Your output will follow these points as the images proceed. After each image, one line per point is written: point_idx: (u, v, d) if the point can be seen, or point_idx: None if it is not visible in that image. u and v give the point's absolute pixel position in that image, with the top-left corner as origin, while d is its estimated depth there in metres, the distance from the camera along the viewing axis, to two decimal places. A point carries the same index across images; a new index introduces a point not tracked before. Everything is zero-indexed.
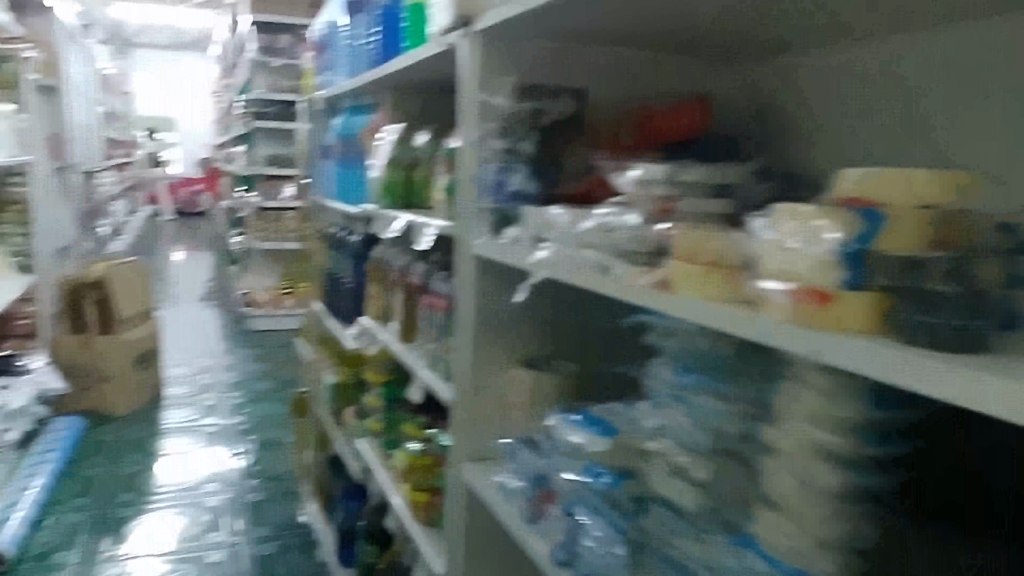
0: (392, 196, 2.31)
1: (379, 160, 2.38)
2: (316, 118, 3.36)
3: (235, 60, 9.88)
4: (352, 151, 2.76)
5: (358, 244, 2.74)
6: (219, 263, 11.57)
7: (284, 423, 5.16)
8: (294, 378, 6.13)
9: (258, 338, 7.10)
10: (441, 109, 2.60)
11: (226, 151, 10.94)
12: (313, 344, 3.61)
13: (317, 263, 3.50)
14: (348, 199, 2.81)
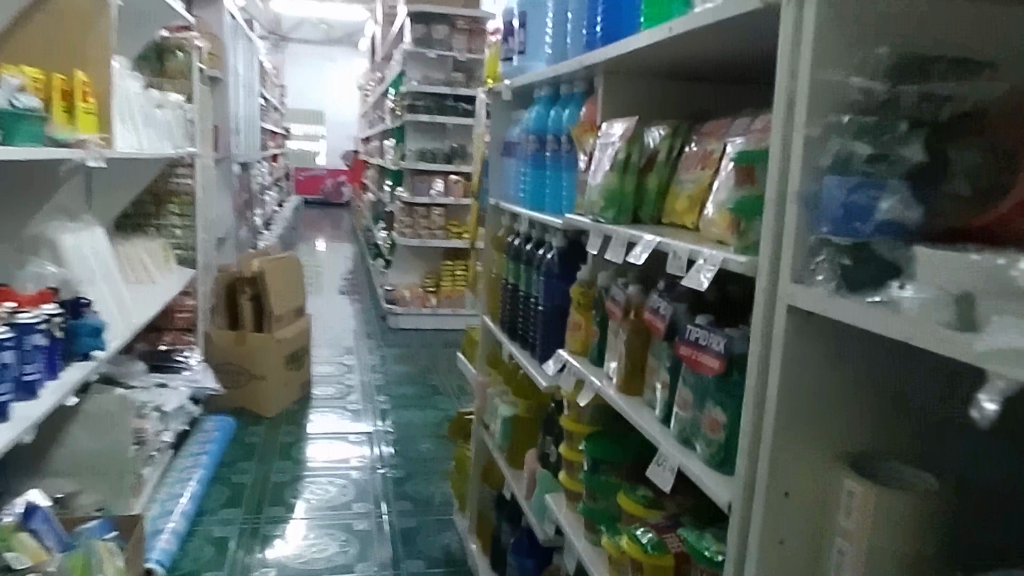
0: (614, 210, 1.80)
1: (597, 165, 1.87)
2: (495, 108, 2.93)
3: (388, 49, 9.61)
4: (554, 150, 2.32)
5: (558, 259, 2.30)
6: (362, 254, 11.52)
7: (432, 436, 4.83)
8: (441, 384, 5.80)
9: (402, 338, 6.85)
10: (673, 100, 2.11)
11: (374, 141, 10.79)
12: (479, 363, 3.21)
13: (488, 274, 3.08)
14: (545, 205, 2.36)
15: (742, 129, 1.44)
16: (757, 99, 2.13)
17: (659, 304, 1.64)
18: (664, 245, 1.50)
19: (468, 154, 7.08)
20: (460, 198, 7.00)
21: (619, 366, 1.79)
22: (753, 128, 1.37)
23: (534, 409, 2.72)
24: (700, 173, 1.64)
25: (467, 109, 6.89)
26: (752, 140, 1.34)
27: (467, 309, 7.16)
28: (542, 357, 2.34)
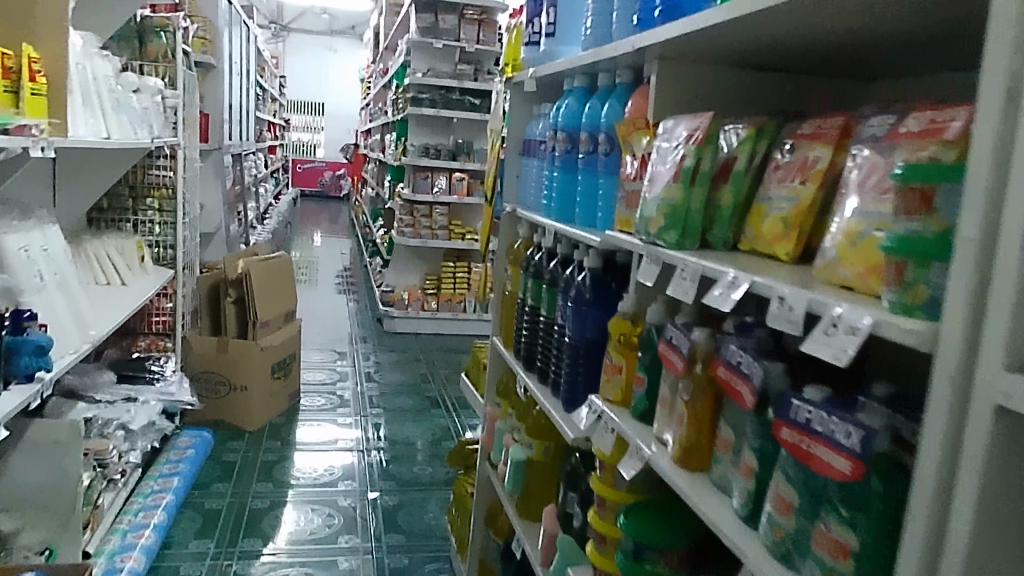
0: (678, 231, 1.39)
1: (657, 173, 1.46)
2: (511, 100, 2.54)
3: (393, 40, 9.18)
4: (589, 152, 1.95)
5: (592, 278, 1.94)
6: (359, 251, 11.10)
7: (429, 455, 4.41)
8: (439, 395, 5.38)
9: (399, 343, 6.42)
10: (744, 93, 1.71)
11: (376, 135, 10.36)
12: (486, 391, 2.80)
13: (498, 289, 2.68)
14: (583, 218, 1.98)
15: (875, 131, 1.04)
16: (845, 96, 1.74)
17: (742, 359, 1.23)
18: (763, 287, 1.09)
19: (473, 150, 6.54)
20: (464, 197, 6.51)
21: (679, 433, 1.38)
22: (902, 129, 0.98)
23: (551, 451, 2.31)
24: (798, 187, 1.25)
25: (473, 103, 6.37)
26: (907, 150, 0.95)
27: (469, 314, 6.74)
28: (568, 399, 1.95)
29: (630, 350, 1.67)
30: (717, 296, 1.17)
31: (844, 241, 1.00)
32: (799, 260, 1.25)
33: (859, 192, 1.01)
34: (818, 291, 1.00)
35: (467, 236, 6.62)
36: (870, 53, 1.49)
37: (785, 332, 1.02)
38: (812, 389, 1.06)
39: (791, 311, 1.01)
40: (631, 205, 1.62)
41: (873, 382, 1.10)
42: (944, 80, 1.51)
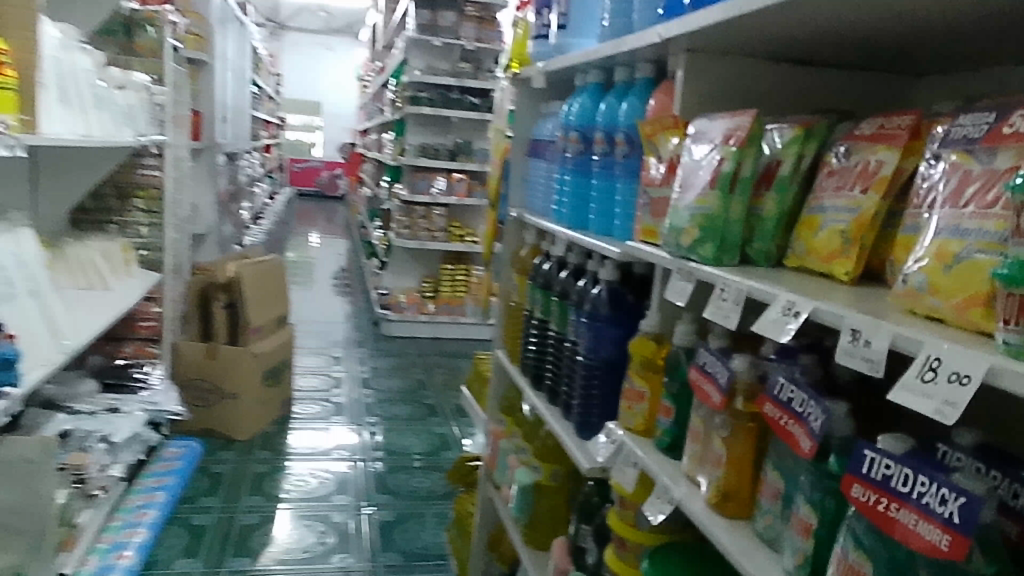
0: (713, 244, 1.22)
1: (689, 178, 1.29)
2: (516, 97, 2.37)
3: (390, 37, 8.99)
4: (605, 153, 1.78)
5: (607, 293, 1.77)
6: (355, 252, 10.92)
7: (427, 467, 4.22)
8: (437, 403, 5.21)
9: (395, 347, 6.23)
10: (783, 90, 1.55)
11: (373, 134, 10.17)
12: (489, 407, 2.64)
13: (502, 299, 2.51)
14: (596, 226, 1.82)
15: (968, 131, 0.86)
16: (891, 92, 1.60)
17: (795, 396, 1.06)
18: (828, 315, 0.92)
19: (473, 150, 6.39)
20: (463, 199, 6.32)
21: (716, 474, 1.21)
22: (1006, 130, 0.81)
23: (560, 476, 2.16)
24: (857, 198, 1.08)
25: (473, 102, 6.18)
26: (1018, 155, 0.78)
27: (467, 318, 6.53)
28: (580, 423, 1.79)
29: (655, 375, 1.50)
30: (769, 324, 1.00)
31: (933, 264, 0.82)
32: (859, 281, 1.08)
33: (950, 205, 0.84)
34: (902, 324, 0.83)
35: (466, 238, 6.42)
36: (931, 46, 1.35)
37: (861, 373, 0.85)
38: (887, 438, 0.90)
39: (870, 348, 0.84)
40: (655, 213, 1.44)
41: (956, 430, 0.93)
42: (1008, 73, 1.38)
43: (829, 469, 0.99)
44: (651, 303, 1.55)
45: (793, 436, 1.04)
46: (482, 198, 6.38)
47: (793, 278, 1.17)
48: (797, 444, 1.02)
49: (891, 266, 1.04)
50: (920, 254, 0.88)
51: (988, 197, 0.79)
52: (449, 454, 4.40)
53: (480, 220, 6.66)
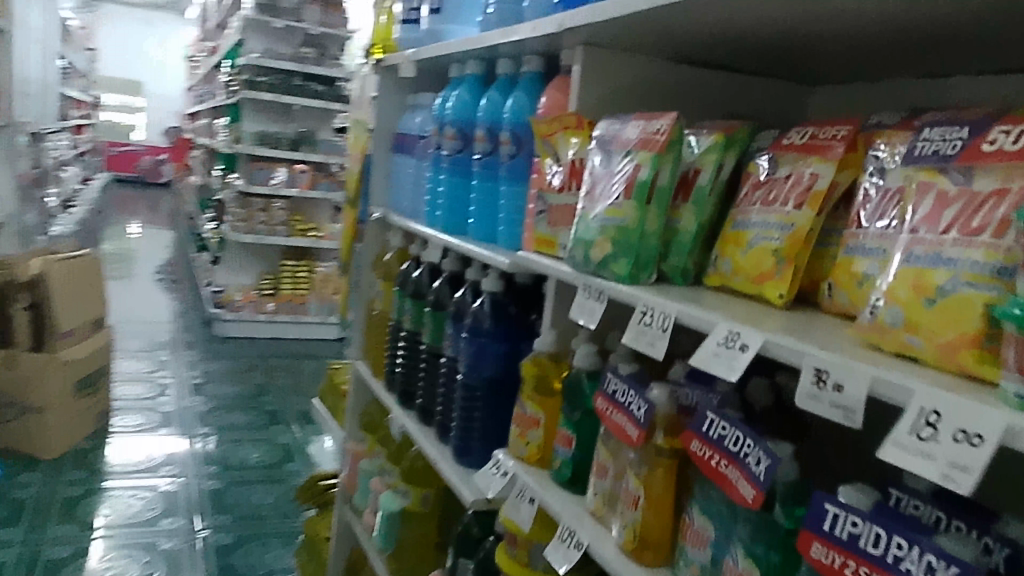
0: (629, 260, 1.09)
1: (599, 185, 1.15)
2: (379, 86, 2.16)
3: (224, 16, 8.29)
4: (487, 153, 1.63)
5: (491, 305, 1.61)
6: (183, 246, 10.04)
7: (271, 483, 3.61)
8: (286, 406, 4.58)
9: (232, 347, 5.46)
10: (682, 93, 1.46)
11: (204, 120, 9.37)
12: (347, 423, 2.40)
13: (362, 306, 2.29)
14: (479, 232, 1.67)
15: (939, 147, 0.78)
16: (783, 101, 1.56)
17: (729, 434, 0.96)
18: (782, 350, 0.81)
19: (317, 141, 5.89)
20: (306, 191, 5.72)
21: (631, 517, 1.09)
22: (985, 147, 0.73)
23: (430, 500, 1.98)
24: (789, 213, 0.99)
25: (317, 90, 5.67)
26: (1003, 175, 0.70)
27: (311, 316, 5.76)
28: (460, 448, 1.62)
29: (551, 400, 1.36)
30: (709, 357, 0.88)
31: (909, 296, 0.73)
32: (791, 305, 0.99)
33: (922, 229, 0.75)
34: (875, 364, 0.73)
35: (309, 233, 5.82)
36: (838, 56, 1.31)
37: (829, 420, 0.74)
38: (848, 489, 0.80)
39: (842, 392, 0.73)
40: (553, 222, 1.30)
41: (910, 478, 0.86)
42: (902, 86, 1.37)
43: (772, 519, 0.89)
44: (544, 319, 1.41)
45: (729, 480, 0.93)
46: (327, 191, 5.83)
47: (717, 299, 1.06)
48: (736, 490, 0.92)
49: (828, 289, 0.96)
50: (884, 282, 0.78)
51: (971, 223, 0.70)
52: (292, 467, 3.79)
53: (325, 215, 6.08)
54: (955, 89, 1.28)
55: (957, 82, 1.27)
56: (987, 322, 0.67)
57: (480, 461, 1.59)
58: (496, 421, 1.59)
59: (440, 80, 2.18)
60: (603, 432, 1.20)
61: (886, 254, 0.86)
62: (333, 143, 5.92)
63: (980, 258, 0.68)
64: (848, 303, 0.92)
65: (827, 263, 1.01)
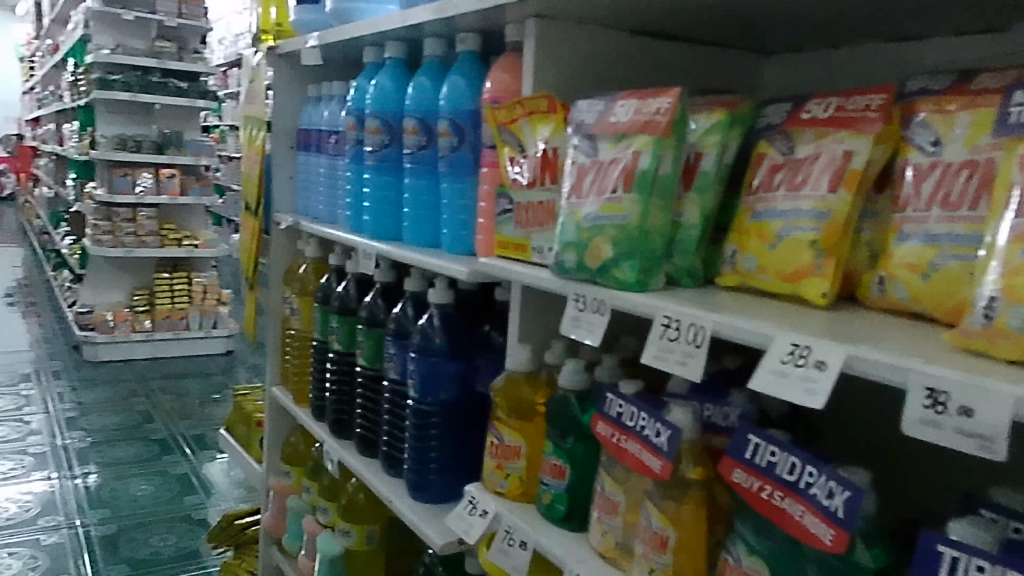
0: (635, 264, 0.93)
1: (588, 178, 0.98)
2: (274, 76, 1.91)
3: (63, 10, 7.41)
4: (419, 147, 1.42)
5: (441, 320, 1.42)
6: (33, 265, 9.06)
7: (171, 521, 2.94)
8: (169, 431, 3.81)
9: (104, 372, 4.69)
10: (639, 67, 1.27)
11: (49, 126, 8.43)
12: (265, 457, 2.13)
13: (273, 325, 2.03)
14: (417, 238, 1.46)
15: None
16: (738, 71, 1.39)
17: (782, 462, 0.82)
18: (872, 367, 0.68)
19: (184, 143, 5.18)
20: (177, 198, 5.04)
21: (657, 561, 0.93)
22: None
23: (375, 537, 1.72)
24: (824, 198, 0.88)
25: (179, 86, 5.00)
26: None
27: (195, 330, 5.10)
28: (415, 481, 1.42)
29: (532, 426, 1.19)
30: (773, 379, 0.73)
31: None
32: (830, 302, 0.90)
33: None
34: (1006, 376, 0.63)
35: (184, 242, 5.12)
36: (813, 27, 1.19)
37: (955, 451, 0.62)
38: (957, 524, 0.71)
39: (971, 417, 0.61)
40: (522, 222, 1.12)
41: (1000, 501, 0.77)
42: (870, 53, 1.24)
43: (850, 559, 0.77)
44: (512, 333, 1.24)
45: (790, 515, 0.80)
46: (200, 196, 5.18)
47: (742, 301, 0.93)
48: (802, 528, 0.78)
49: (878, 283, 0.88)
50: (985, 276, 0.70)
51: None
52: (192, 501, 3.12)
53: (199, 221, 5.38)
54: (931, 52, 1.16)
55: (934, 45, 1.15)
56: None
57: (442, 494, 1.40)
58: (456, 447, 1.40)
59: (344, 66, 1.94)
60: (605, 461, 1.04)
61: (976, 242, 0.79)
62: (201, 143, 5.24)
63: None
64: (908, 298, 0.84)
65: (861, 251, 0.93)
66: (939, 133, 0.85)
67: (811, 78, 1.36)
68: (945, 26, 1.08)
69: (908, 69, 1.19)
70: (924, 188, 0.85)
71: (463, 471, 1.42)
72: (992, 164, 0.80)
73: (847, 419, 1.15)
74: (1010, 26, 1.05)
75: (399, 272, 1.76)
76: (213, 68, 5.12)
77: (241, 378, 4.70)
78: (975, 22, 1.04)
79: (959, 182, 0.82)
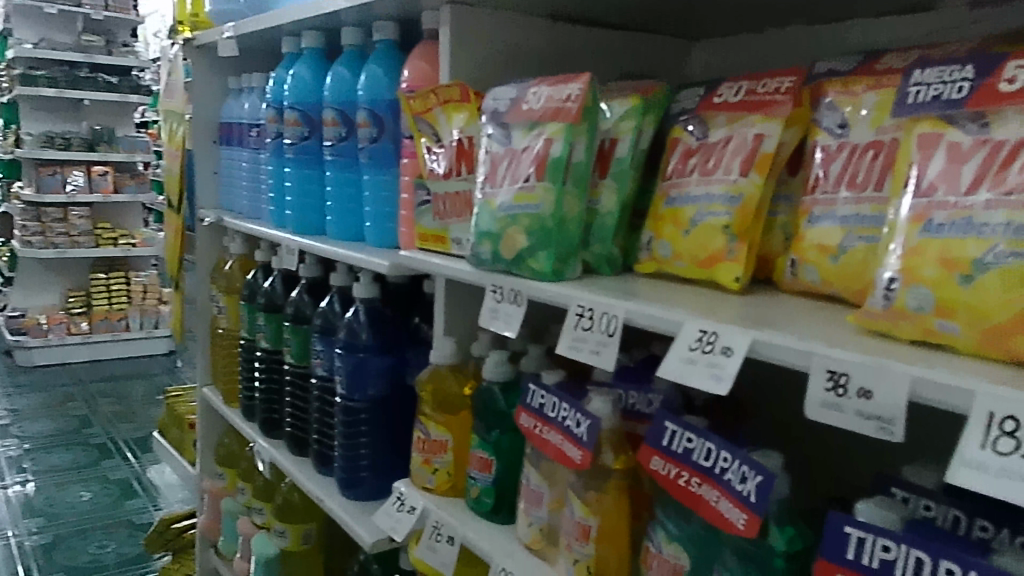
0: (550, 253, 0.92)
1: (502, 166, 0.97)
2: (192, 69, 1.85)
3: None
4: (339, 138, 1.38)
5: (369, 313, 1.39)
6: None
7: (111, 527, 2.85)
8: (108, 436, 3.68)
9: (38, 377, 4.52)
10: (559, 54, 1.26)
11: None
12: (198, 459, 2.08)
13: (202, 324, 1.97)
14: (340, 231, 1.43)
15: (940, 91, 0.70)
16: (661, 57, 1.38)
17: (698, 447, 0.82)
18: (777, 351, 0.68)
19: (116, 139, 4.96)
20: (110, 196, 4.86)
21: (580, 551, 0.92)
22: (1003, 86, 0.65)
23: (312, 537, 1.67)
24: (735, 182, 0.88)
25: (109, 81, 4.81)
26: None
27: (133, 332, 4.95)
28: (345, 479, 1.39)
29: (458, 419, 1.17)
30: (682, 366, 0.73)
31: (936, 275, 0.64)
32: (744, 286, 0.90)
33: (941, 189, 0.67)
34: (906, 356, 0.63)
35: (119, 241, 4.95)
36: (732, 10, 1.18)
37: (856, 433, 0.62)
38: (865, 506, 0.71)
39: (870, 399, 0.61)
40: (440, 213, 1.10)
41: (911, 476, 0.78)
42: (792, 35, 1.23)
43: (765, 543, 0.77)
44: (437, 327, 1.22)
45: (705, 501, 0.80)
46: (135, 193, 5.01)
47: (657, 287, 0.93)
48: (717, 513, 0.78)
49: (790, 266, 0.88)
50: (886, 256, 0.70)
51: (1001, 179, 0.63)
52: (133, 506, 3.03)
53: (134, 221, 5.20)
54: (853, 33, 1.15)
55: (852, 27, 1.15)
56: None
57: (374, 491, 1.37)
58: (386, 442, 1.38)
59: (266, 57, 1.89)
60: (530, 453, 1.02)
61: (880, 224, 0.79)
62: (136, 139, 5.02)
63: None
64: (820, 281, 0.84)
65: (776, 235, 0.93)
66: (846, 115, 0.85)
67: (733, 64, 1.35)
68: (859, 8, 1.08)
69: (827, 52, 1.19)
70: (832, 169, 0.85)
71: (395, 468, 1.40)
72: (895, 144, 0.80)
73: (772, 404, 1.15)
74: (934, 5, 1.03)
75: (327, 266, 1.72)
76: (144, 62, 4.94)
77: (184, 377, 4.57)
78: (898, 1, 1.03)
79: (865, 163, 0.82)
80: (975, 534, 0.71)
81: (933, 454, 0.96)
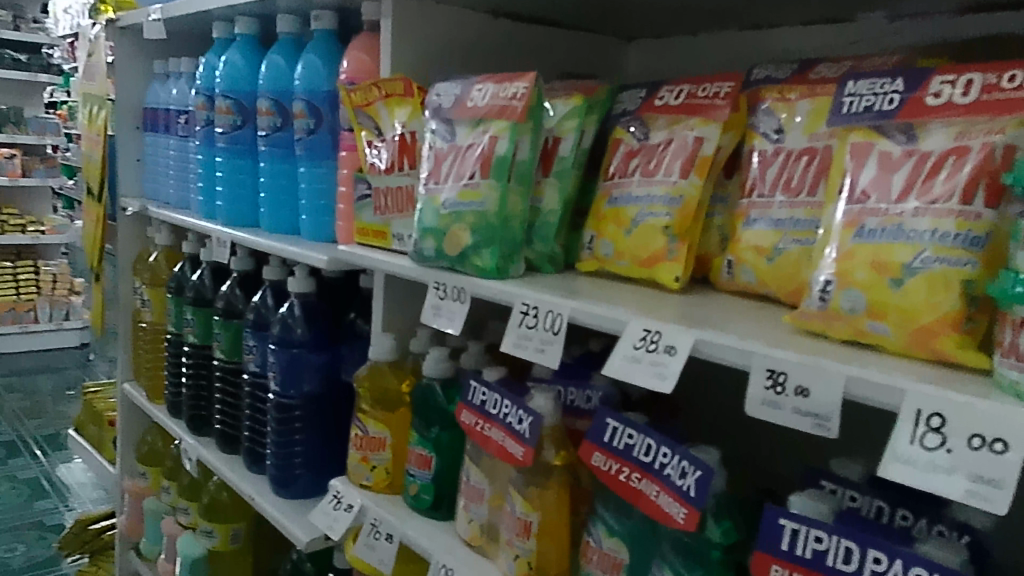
0: (494, 251, 0.92)
1: (446, 162, 0.96)
2: (115, 52, 1.77)
3: None
4: (273, 129, 1.35)
5: (304, 306, 1.36)
6: None
7: (20, 529, 2.72)
8: (13, 436, 3.48)
9: None
10: (499, 51, 1.26)
11: None
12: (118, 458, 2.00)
13: (123, 315, 1.90)
14: (273, 224, 1.40)
15: (873, 103, 0.73)
16: (599, 55, 1.40)
17: (639, 443, 0.83)
18: (719, 351, 0.70)
19: (24, 120, 4.68)
20: (18, 180, 4.59)
21: (521, 547, 0.93)
22: (929, 100, 0.70)
23: (241, 536, 1.63)
24: (675, 183, 0.90)
25: (16, 58, 4.61)
26: (956, 133, 0.67)
27: (42, 323, 4.71)
28: (279, 477, 1.36)
29: (397, 415, 1.17)
30: (626, 364, 0.75)
31: (867, 278, 0.67)
32: (683, 285, 0.92)
33: (872, 196, 0.70)
34: (838, 354, 0.66)
35: (27, 227, 4.68)
36: (670, 13, 1.20)
37: (792, 430, 0.64)
38: (797, 498, 0.74)
39: (807, 397, 0.64)
40: (381, 208, 1.09)
41: (842, 468, 0.82)
42: (725, 40, 1.26)
43: (702, 536, 0.80)
44: (376, 323, 1.20)
45: (646, 495, 0.81)
46: (45, 178, 4.75)
47: (598, 286, 0.94)
48: (657, 507, 0.80)
49: (727, 267, 0.90)
50: (821, 260, 0.73)
51: (928, 188, 0.66)
52: (43, 506, 2.89)
53: (43, 206, 5.04)
54: (781, 40, 1.19)
55: (782, 34, 1.19)
56: (963, 302, 0.63)
57: (308, 488, 1.36)
58: (321, 440, 1.36)
59: (194, 42, 1.84)
60: (470, 450, 1.03)
61: (814, 228, 0.83)
62: (46, 120, 4.74)
63: (950, 229, 0.64)
64: (755, 280, 0.87)
65: (712, 235, 0.96)
66: (781, 121, 0.88)
67: (667, 64, 1.37)
68: (791, 17, 1.12)
69: (759, 55, 1.22)
70: (768, 173, 0.88)
71: (329, 465, 1.38)
72: (828, 150, 0.83)
73: (705, 399, 1.19)
74: (856, 17, 1.08)
75: (259, 260, 1.69)
76: (56, 39, 4.65)
77: (98, 371, 4.39)
78: (827, 11, 1.07)
79: (799, 169, 0.85)
80: (897, 523, 0.75)
81: (857, 446, 1.01)
